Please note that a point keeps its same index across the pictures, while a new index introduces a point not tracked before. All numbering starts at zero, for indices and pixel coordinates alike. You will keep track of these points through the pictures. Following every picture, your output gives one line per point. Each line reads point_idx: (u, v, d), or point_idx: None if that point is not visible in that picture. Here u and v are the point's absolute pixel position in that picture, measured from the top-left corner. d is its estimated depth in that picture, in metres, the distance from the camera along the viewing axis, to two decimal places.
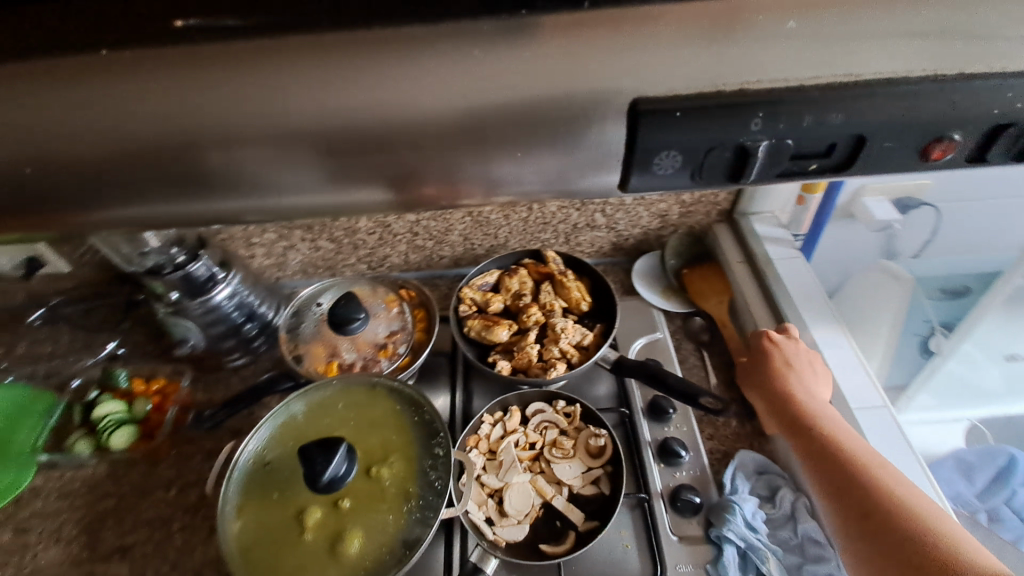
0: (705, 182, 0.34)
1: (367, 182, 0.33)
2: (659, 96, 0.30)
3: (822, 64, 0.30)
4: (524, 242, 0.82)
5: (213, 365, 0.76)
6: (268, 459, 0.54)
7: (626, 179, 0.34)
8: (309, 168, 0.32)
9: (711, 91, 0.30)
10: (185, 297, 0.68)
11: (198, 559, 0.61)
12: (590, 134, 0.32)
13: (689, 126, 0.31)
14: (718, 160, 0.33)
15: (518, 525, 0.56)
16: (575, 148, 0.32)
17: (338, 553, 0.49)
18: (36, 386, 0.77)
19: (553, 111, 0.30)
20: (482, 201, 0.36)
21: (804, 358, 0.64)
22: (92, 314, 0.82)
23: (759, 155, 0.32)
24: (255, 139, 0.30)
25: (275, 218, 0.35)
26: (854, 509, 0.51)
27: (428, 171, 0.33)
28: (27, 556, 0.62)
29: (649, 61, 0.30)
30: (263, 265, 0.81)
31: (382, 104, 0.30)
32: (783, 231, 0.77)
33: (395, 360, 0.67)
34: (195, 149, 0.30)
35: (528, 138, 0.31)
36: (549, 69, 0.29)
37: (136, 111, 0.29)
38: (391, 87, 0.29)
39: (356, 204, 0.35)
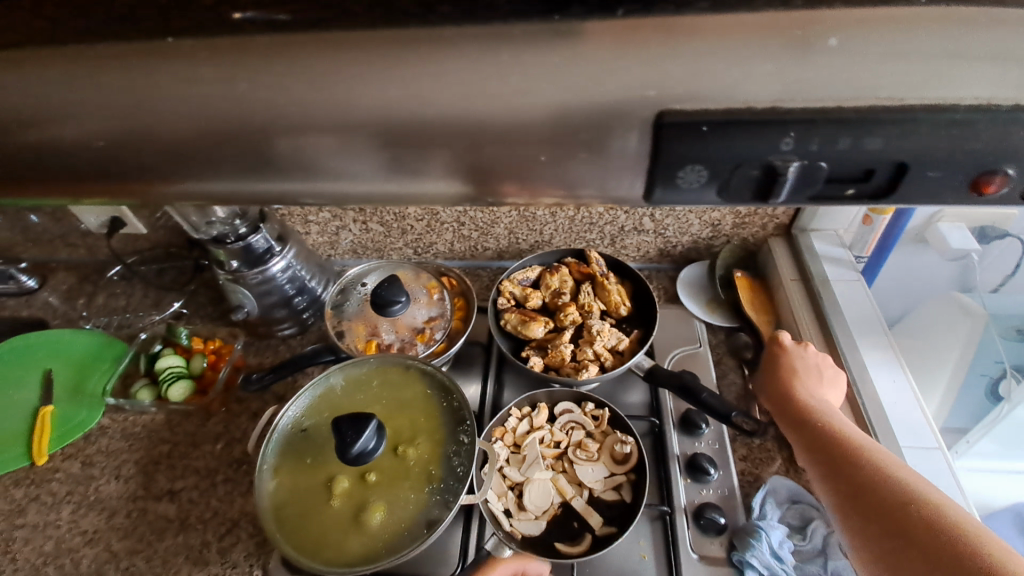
0: (730, 199, 0.29)
1: (432, 171, 0.29)
2: (686, 109, 0.26)
3: (884, 86, 0.25)
4: (569, 241, 0.82)
5: (264, 333, 0.80)
6: (305, 426, 0.57)
7: (649, 190, 0.29)
8: (367, 158, 0.29)
9: (740, 109, 0.26)
10: (243, 266, 0.72)
11: (236, 510, 0.65)
12: (618, 141, 0.27)
13: (716, 143, 0.26)
14: (748, 179, 0.28)
15: (535, 521, 0.57)
16: (603, 156, 0.28)
17: (361, 523, 0.52)
18: (109, 334, 0.84)
19: (584, 122, 0.26)
20: (528, 201, 0.31)
21: (814, 362, 0.61)
22: (164, 273, 0.92)
23: (788, 176, 0.27)
24: (313, 128, 0.28)
25: (329, 204, 0.33)
26: (864, 507, 0.47)
27: (508, 169, 0.29)
28: (91, 487, 0.69)
29: (735, 72, 0.25)
30: (317, 242, 0.86)
31: (423, 109, 0.26)
32: (844, 251, 0.73)
33: (431, 345, 0.69)
34: (262, 137, 0.28)
35: (566, 147, 0.27)
36: (618, 76, 0.25)
37: (175, 94, 0.27)
38: (435, 89, 0.26)
39: (422, 194, 0.31)
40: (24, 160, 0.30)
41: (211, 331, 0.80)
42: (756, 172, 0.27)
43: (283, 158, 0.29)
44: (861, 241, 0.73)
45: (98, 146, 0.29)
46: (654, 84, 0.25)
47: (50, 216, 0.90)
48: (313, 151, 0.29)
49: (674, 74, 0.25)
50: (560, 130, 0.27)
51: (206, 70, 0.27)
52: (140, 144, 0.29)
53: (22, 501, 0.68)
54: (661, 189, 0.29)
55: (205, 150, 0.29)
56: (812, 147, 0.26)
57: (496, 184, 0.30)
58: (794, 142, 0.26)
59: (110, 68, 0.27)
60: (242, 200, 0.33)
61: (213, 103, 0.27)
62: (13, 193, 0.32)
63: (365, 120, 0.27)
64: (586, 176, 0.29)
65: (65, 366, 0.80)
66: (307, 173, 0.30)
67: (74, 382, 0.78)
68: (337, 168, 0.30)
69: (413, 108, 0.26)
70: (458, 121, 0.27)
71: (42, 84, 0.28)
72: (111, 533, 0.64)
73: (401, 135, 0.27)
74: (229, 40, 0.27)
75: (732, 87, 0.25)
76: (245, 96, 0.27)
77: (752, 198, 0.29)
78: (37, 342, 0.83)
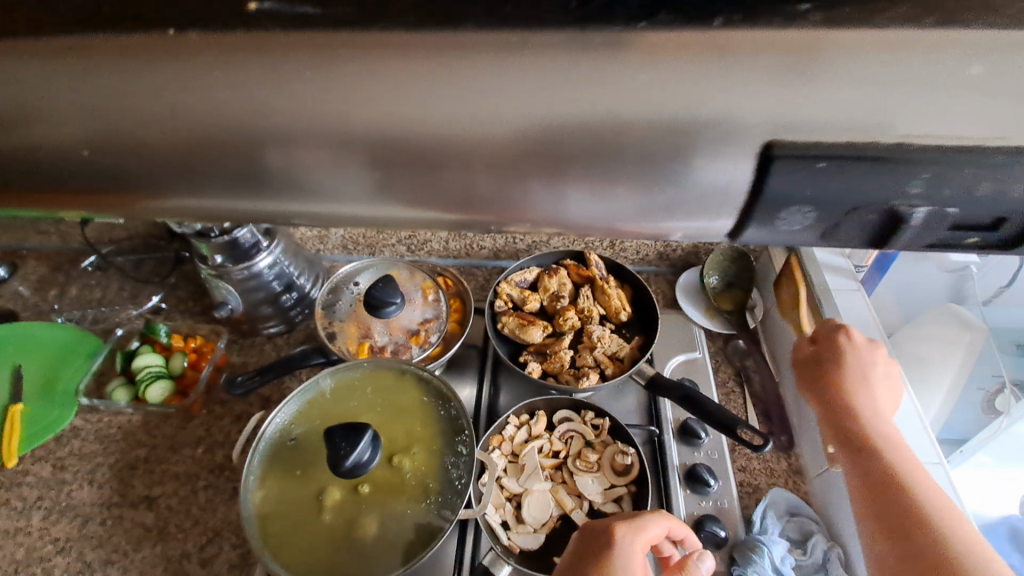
0: (815, 235, 0.28)
1: (433, 204, 0.27)
2: (802, 140, 0.23)
3: (1011, 121, 0.22)
4: (567, 242, 0.80)
5: (249, 331, 0.77)
6: (294, 435, 0.54)
7: (738, 228, 0.27)
8: (357, 176, 0.26)
9: (865, 143, 0.23)
10: (228, 261, 0.69)
11: (219, 519, 0.62)
12: (687, 167, 0.24)
13: (832, 181, 0.24)
14: (855, 217, 0.26)
15: (533, 534, 0.55)
16: (667, 184, 0.25)
17: (354, 537, 0.50)
18: (83, 329, 0.80)
19: (650, 141, 0.24)
20: (529, 230, 0.29)
21: (875, 366, 0.57)
22: (142, 265, 0.88)
23: (911, 222, 0.25)
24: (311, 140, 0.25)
25: (320, 224, 0.31)
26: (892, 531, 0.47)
27: (513, 201, 0.26)
28: (63, 493, 0.65)
29: (795, 91, 0.22)
30: (306, 236, 0.82)
31: (450, 120, 0.24)
32: (844, 261, 0.73)
33: (426, 348, 0.66)
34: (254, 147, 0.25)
35: (617, 173, 0.25)
36: (668, 89, 0.22)
37: (168, 91, 0.24)
38: (461, 96, 0.23)
39: (408, 220, 0.29)
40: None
41: (192, 328, 0.76)
42: (858, 211, 0.25)
43: (286, 162, 0.26)
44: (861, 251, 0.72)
45: (82, 154, 0.26)
46: (703, 104, 0.22)
47: None
48: (325, 160, 0.26)
49: (728, 90, 0.22)
50: (596, 144, 0.24)
51: (202, 62, 0.24)
52: (129, 145, 0.26)
53: None
54: (709, 212, 0.26)
55: (202, 152, 0.26)
56: (866, 184, 0.24)
57: (516, 203, 0.27)
58: (850, 173, 0.24)
59: (94, 55, 0.24)
60: (238, 210, 0.29)
61: (213, 101, 0.24)
62: None
63: (383, 129, 0.24)
64: (619, 193, 0.26)
65: (35, 362, 0.76)
66: (317, 183, 0.27)
67: (45, 379, 0.74)
68: (349, 174, 0.26)
69: (438, 119, 0.24)
70: (484, 137, 0.24)
71: (23, 73, 0.25)
72: (84, 542, 0.61)
73: (420, 146, 0.24)
74: (231, 30, 0.24)
75: (786, 112, 0.22)
76: (247, 95, 0.24)
77: (811, 221, 0.26)
78: (3, 336, 0.78)
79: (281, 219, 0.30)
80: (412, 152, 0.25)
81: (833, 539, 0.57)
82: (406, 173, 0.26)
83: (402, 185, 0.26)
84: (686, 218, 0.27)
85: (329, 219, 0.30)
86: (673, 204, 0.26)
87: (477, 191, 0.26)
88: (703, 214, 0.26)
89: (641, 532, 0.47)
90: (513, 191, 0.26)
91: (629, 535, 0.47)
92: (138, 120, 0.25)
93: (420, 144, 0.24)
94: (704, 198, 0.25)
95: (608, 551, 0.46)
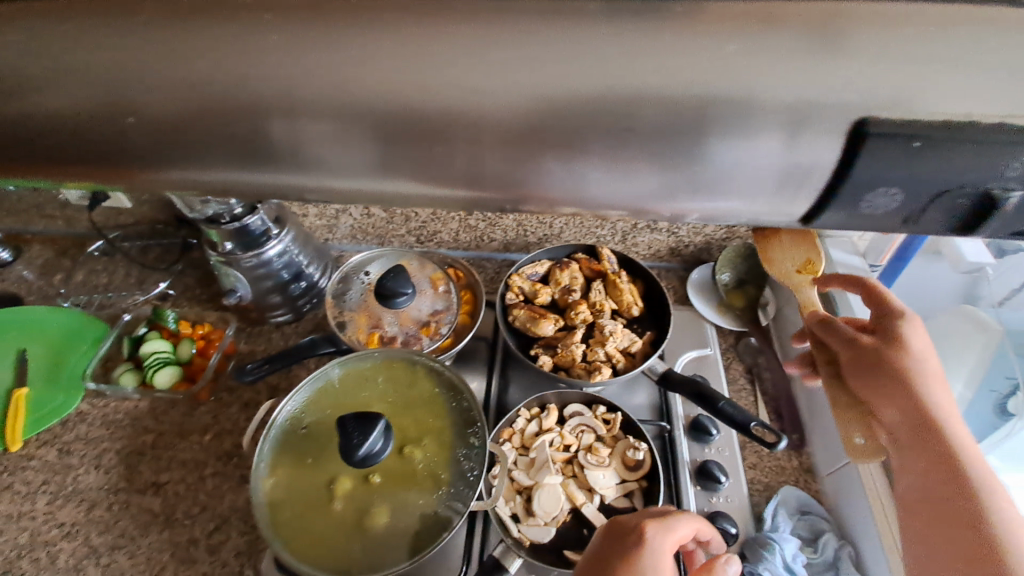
0: (829, 213, 0.30)
1: (445, 179, 0.30)
2: (893, 120, 0.26)
3: None
4: (578, 236, 0.79)
5: (257, 319, 0.77)
6: (305, 424, 0.54)
7: (812, 215, 0.31)
8: (361, 149, 0.29)
9: (953, 124, 0.26)
10: (237, 248, 0.68)
11: (226, 506, 0.62)
12: (688, 144, 0.27)
13: (922, 162, 0.26)
14: (870, 202, 0.29)
15: (544, 528, 0.54)
16: (671, 161, 0.28)
17: (365, 527, 0.49)
18: (89, 313, 0.80)
19: (655, 119, 0.27)
20: (545, 210, 0.32)
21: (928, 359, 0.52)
22: (149, 251, 0.87)
23: (997, 205, 0.28)
24: (349, 117, 0.27)
25: (337, 202, 0.33)
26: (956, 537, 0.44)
27: (528, 178, 0.30)
28: (69, 477, 0.65)
29: (793, 88, 0.26)
30: (315, 225, 0.82)
31: (491, 106, 0.27)
32: (857, 259, 0.74)
33: (436, 340, 0.66)
34: (261, 117, 0.27)
35: (625, 148, 0.28)
36: (681, 83, 0.26)
37: (232, 69, 0.26)
38: (506, 85, 0.26)
39: (398, 195, 0.32)
40: None
41: (200, 315, 0.76)
42: (872, 199, 0.28)
43: (341, 153, 0.29)
44: (876, 250, 0.72)
45: (128, 122, 0.28)
46: (705, 96, 0.26)
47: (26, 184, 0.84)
48: (357, 138, 0.28)
49: (726, 79, 0.26)
50: (610, 127, 0.27)
51: (273, 50, 0.26)
52: None
53: None
54: (718, 191, 0.30)
55: None
56: (851, 169, 0.27)
57: (547, 183, 0.30)
58: (832, 159, 0.27)
59: (170, 41, 0.27)
60: (274, 184, 0.31)
61: (282, 85, 0.27)
62: None
63: (435, 113, 0.27)
64: (634, 173, 0.29)
65: (41, 345, 0.75)
66: (345, 163, 0.29)
67: (51, 363, 0.74)
68: (360, 148, 0.29)
69: (484, 105, 0.27)
70: (498, 111, 0.27)
71: None
72: (91, 526, 0.61)
73: (458, 128, 0.27)
74: None
75: (778, 104, 0.26)
76: (316, 81, 0.27)
77: (806, 201, 0.30)
78: (9, 319, 0.78)
79: (294, 194, 0.32)
80: (452, 133, 0.28)
81: (843, 537, 0.57)
82: (449, 154, 0.29)
83: (441, 162, 0.29)
84: (700, 198, 0.30)
85: (343, 194, 0.32)
86: (684, 185, 0.29)
87: (508, 168, 0.29)
88: (713, 193, 0.30)
89: (670, 532, 0.47)
90: (541, 169, 0.29)
91: (657, 534, 0.47)
92: (207, 101, 0.27)
93: (460, 125, 0.27)
94: (713, 178, 0.29)
95: (636, 550, 0.46)
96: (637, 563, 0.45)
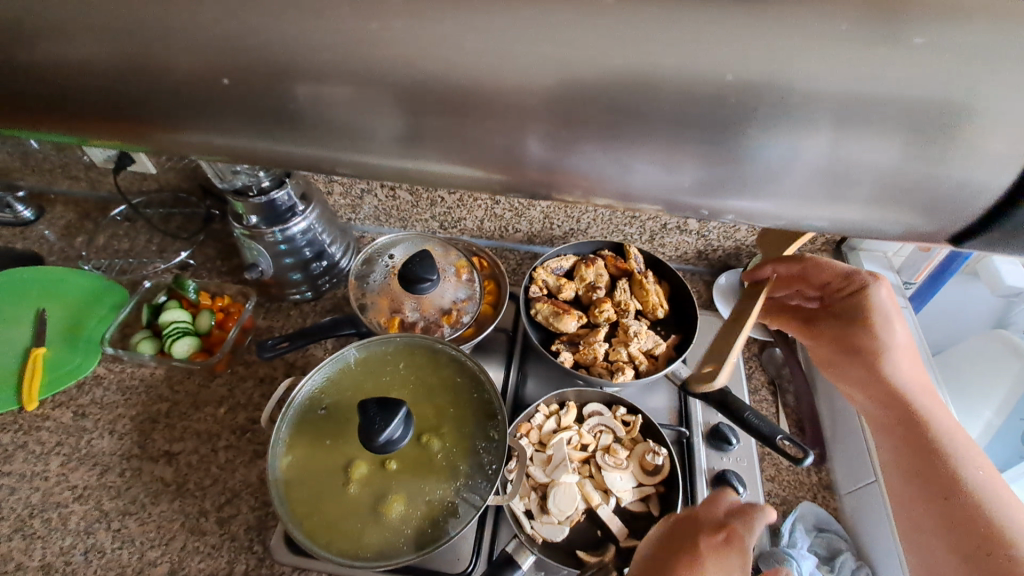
0: (909, 220, 0.25)
1: (484, 165, 0.26)
2: None
3: None
4: (605, 232, 0.77)
5: (276, 295, 0.76)
6: (324, 404, 0.53)
7: (968, 234, 0.25)
8: (387, 118, 0.25)
9: None
10: (262, 223, 0.66)
11: (238, 480, 0.62)
12: (739, 136, 0.23)
13: None
14: (964, 210, 0.23)
15: (558, 526, 0.54)
16: (718, 155, 0.23)
17: (380, 514, 0.49)
18: (110, 278, 0.80)
19: (698, 105, 0.22)
20: (579, 199, 0.29)
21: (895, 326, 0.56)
22: (171, 219, 0.87)
23: None
24: (373, 85, 0.24)
25: (365, 177, 0.30)
26: (911, 483, 0.50)
27: (563, 168, 0.25)
28: (83, 440, 0.65)
29: (851, 74, 0.21)
30: (339, 204, 0.81)
31: (506, 79, 0.23)
32: (893, 275, 0.72)
33: (458, 328, 0.65)
34: (280, 81, 0.24)
35: (666, 136, 0.23)
36: (723, 62, 0.21)
37: (252, 25, 0.23)
38: (523, 54, 0.22)
39: (434, 174, 0.28)
40: (64, 85, 0.25)
41: (220, 287, 0.76)
42: (965, 202, 0.23)
43: (373, 123, 0.25)
44: (912, 268, 0.70)
45: (222, 84, 0.24)
46: (749, 81, 0.22)
47: (53, 144, 0.83)
48: (376, 105, 0.24)
49: (783, 61, 0.21)
50: (630, 109, 0.23)
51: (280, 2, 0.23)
52: (205, 86, 0.24)
53: (8, 447, 0.64)
54: (764, 193, 0.25)
55: (280, 96, 0.24)
56: (925, 174, 0.22)
57: (576, 170, 0.25)
58: (897, 162, 0.22)
59: None
60: (296, 154, 0.28)
61: (297, 42, 0.23)
62: (45, 126, 0.28)
63: (458, 86, 0.23)
64: (658, 164, 0.24)
65: (61, 307, 0.76)
66: (377, 136, 0.26)
67: (71, 325, 0.74)
68: (390, 121, 0.25)
69: (500, 79, 0.23)
70: (514, 87, 0.23)
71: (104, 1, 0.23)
72: (103, 491, 0.61)
73: (467, 100, 0.23)
74: None
75: (835, 94, 0.21)
76: (329, 40, 0.23)
77: (870, 210, 0.25)
78: (30, 278, 0.78)
79: (326, 167, 0.29)
80: (466, 105, 0.23)
81: (861, 558, 0.56)
82: (466, 127, 0.24)
83: (466, 138, 0.25)
84: (741, 198, 0.26)
85: (378, 170, 0.29)
86: (725, 181, 0.25)
87: (547, 154, 0.25)
88: (761, 195, 0.25)
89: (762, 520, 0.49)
90: (573, 155, 0.25)
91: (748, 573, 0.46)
92: (215, 58, 0.23)
93: (466, 97, 0.23)
94: (762, 176, 0.24)
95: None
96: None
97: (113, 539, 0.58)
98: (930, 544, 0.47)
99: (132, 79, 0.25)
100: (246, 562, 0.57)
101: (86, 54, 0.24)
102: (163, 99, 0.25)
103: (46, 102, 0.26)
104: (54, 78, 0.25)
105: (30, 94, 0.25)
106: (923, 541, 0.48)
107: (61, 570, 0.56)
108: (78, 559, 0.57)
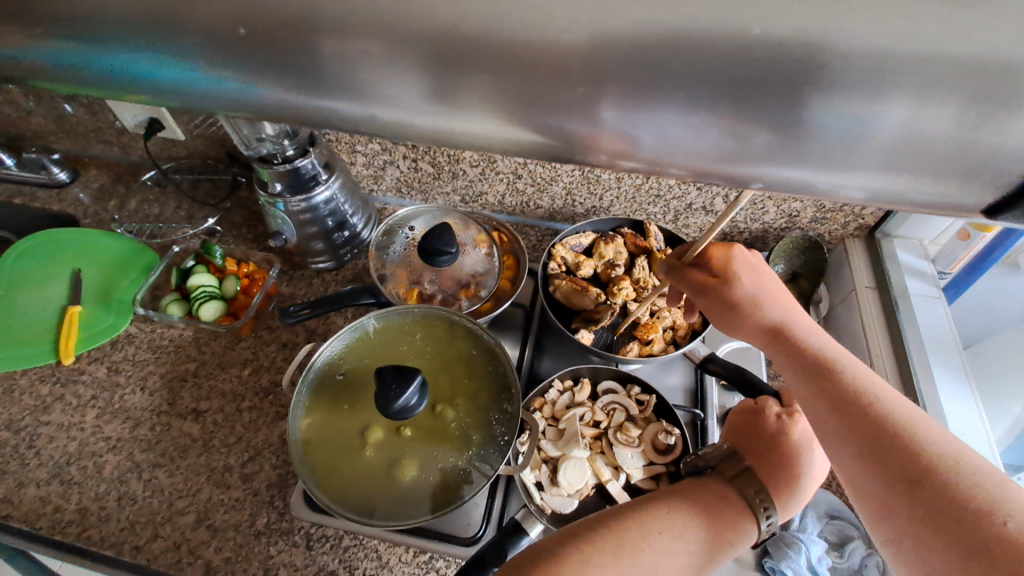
0: (958, 193, 0.23)
1: (511, 127, 0.25)
2: None
3: None
4: (628, 210, 0.76)
5: (299, 263, 0.78)
6: (342, 369, 0.55)
7: (1001, 205, 0.23)
8: (410, 76, 0.23)
9: None
10: (287, 191, 0.66)
11: (260, 439, 0.64)
12: (801, 98, 0.21)
13: None
14: None
15: (567, 498, 0.55)
16: (777, 118, 0.21)
17: (394, 477, 0.50)
18: (140, 241, 0.83)
19: (755, 65, 0.20)
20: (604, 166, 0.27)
21: (762, 284, 0.51)
22: (199, 186, 0.88)
23: None
24: (380, 36, 0.22)
25: (385, 136, 0.28)
26: (831, 416, 0.42)
27: (602, 120, 0.23)
28: (116, 395, 0.68)
29: (928, 36, 0.19)
30: (362, 174, 0.81)
31: (546, 36, 0.21)
32: (926, 265, 0.69)
33: (475, 302, 0.65)
34: (282, 33, 0.23)
35: (721, 96, 0.21)
36: (785, 24, 0.20)
37: None
38: (568, 12, 0.21)
39: (459, 137, 0.26)
40: (77, 41, 0.25)
41: (245, 254, 0.77)
42: None
43: (390, 81, 0.24)
44: (948, 257, 0.68)
45: (239, 34, 0.23)
46: (821, 45, 0.20)
47: (87, 108, 0.85)
48: (384, 63, 0.23)
49: (829, 12, 0.19)
50: (671, 66, 0.21)
51: None
52: (209, 36, 0.24)
53: (47, 399, 0.68)
54: (815, 162, 0.23)
55: (283, 42, 0.23)
56: (983, 145, 0.20)
57: (630, 133, 0.24)
58: (959, 130, 0.20)
59: None
60: (326, 115, 0.27)
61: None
62: (68, 84, 0.28)
63: (475, 33, 0.22)
64: (706, 127, 0.22)
65: (95, 267, 0.79)
66: (401, 97, 0.24)
67: (104, 286, 0.77)
68: (400, 75, 0.23)
69: (524, 33, 0.21)
70: (540, 43, 0.21)
71: None
72: (134, 443, 0.64)
73: (507, 61, 0.22)
74: None
75: (922, 62, 0.19)
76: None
77: (928, 181, 0.23)
78: (67, 239, 0.81)
79: (344, 130, 0.29)
80: (495, 60, 0.22)
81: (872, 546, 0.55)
82: (512, 89, 0.23)
83: (518, 97, 0.23)
84: (786, 166, 0.24)
85: (401, 133, 0.27)
86: (789, 150, 0.23)
87: (618, 121, 0.23)
88: (820, 165, 0.23)
89: (813, 452, 0.50)
90: (642, 119, 0.23)
91: (786, 428, 0.51)
92: (228, 9, 0.23)
93: (517, 58, 0.22)
94: (827, 150, 0.22)
95: (778, 444, 0.51)
96: (795, 466, 0.49)
97: (145, 488, 0.61)
98: (865, 481, 0.39)
99: (157, 37, 0.24)
100: (267, 516, 0.59)
101: (117, 12, 0.24)
102: (173, 56, 0.25)
103: (63, 63, 0.26)
104: (69, 35, 0.25)
105: (47, 49, 0.25)
106: (853, 476, 0.40)
107: (97, 513, 0.59)
108: (111, 506, 0.60)
